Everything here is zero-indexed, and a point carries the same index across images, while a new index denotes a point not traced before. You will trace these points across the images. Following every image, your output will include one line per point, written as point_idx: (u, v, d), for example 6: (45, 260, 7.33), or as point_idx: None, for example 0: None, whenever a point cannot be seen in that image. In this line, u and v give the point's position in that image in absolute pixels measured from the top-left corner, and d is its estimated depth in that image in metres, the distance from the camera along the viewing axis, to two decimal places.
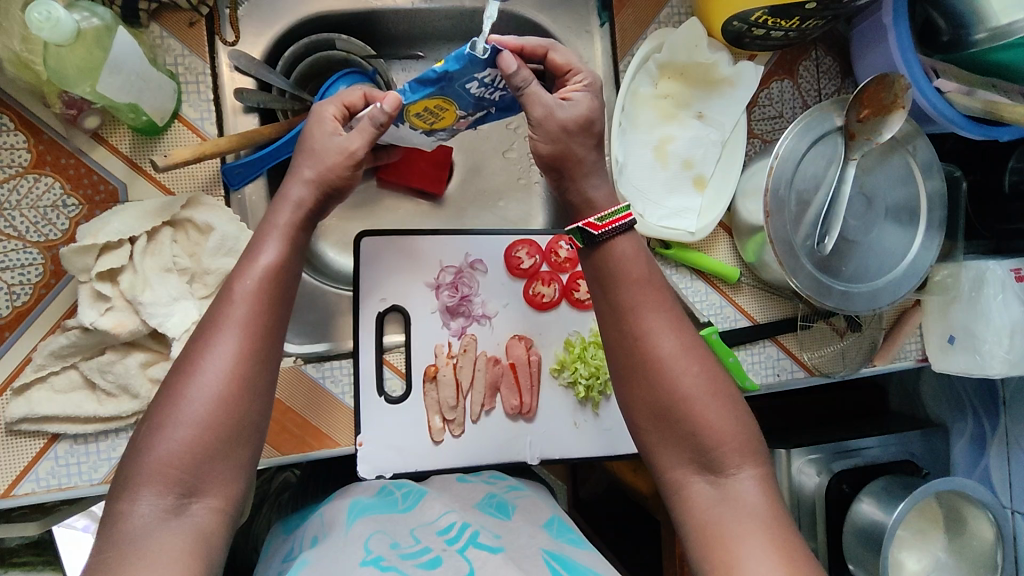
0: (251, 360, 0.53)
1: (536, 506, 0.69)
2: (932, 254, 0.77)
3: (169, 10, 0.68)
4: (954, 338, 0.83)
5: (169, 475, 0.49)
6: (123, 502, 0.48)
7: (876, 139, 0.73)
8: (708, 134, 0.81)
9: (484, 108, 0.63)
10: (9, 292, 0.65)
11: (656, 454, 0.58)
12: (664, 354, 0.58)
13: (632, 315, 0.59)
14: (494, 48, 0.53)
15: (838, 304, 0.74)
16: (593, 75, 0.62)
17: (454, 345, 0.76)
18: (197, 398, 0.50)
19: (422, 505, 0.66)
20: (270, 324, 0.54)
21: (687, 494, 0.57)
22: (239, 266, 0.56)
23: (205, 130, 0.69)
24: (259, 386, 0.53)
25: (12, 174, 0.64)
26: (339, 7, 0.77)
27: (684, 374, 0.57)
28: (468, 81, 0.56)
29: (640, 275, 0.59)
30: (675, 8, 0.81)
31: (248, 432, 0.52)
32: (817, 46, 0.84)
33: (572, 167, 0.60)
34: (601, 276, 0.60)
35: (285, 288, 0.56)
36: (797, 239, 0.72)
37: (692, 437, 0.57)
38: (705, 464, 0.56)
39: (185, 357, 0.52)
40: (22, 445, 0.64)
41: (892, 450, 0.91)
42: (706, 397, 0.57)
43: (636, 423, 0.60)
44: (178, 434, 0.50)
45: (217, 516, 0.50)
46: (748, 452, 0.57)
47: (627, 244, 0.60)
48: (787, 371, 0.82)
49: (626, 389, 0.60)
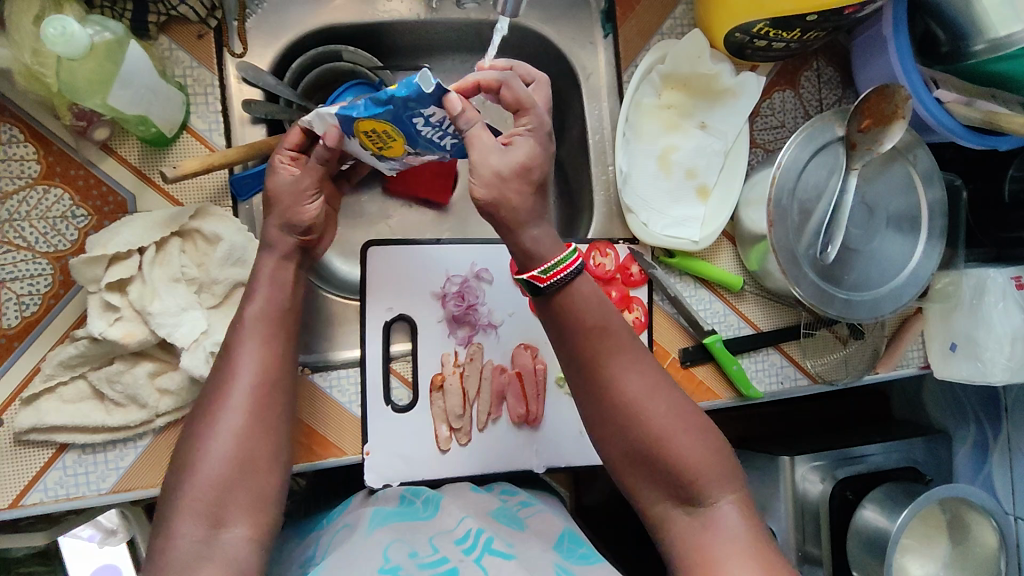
0: (263, 393, 0.59)
1: (547, 522, 0.70)
2: (933, 263, 0.78)
3: (177, 23, 0.69)
4: (956, 345, 0.84)
5: (198, 501, 0.55)
6: (162, 534, 0.54)
7: (876, 148, 0.73)
8: (711, 143, 0.81)
9: (434, 150, 0.62)
10: (18, 303, 0.65)
11: (637, 492, 0.60)
12: (632, 397, 0.59)
13: (597, 362, 0.60)
14: (441, 87, 0.54)
15: (840, 313, 0.74)
16: (542, 117, 0.60)
17: (460, 354, 0.76)
18: (219, 433, 0.57)
19: (444, 511, 0.67)
20: (280, 365, 0.61)
21: (670, 526, 0.59)
22: (240, 319, 0.61)
23: (213, 140, 0.70)
24: (272, 422, 0.59)
25: (21, 185, 0.65)
26: (345, 19, 0.77)
27: (653, 414, 0.59)
28: (415, 115, 0.56)
29: (600, 321, 0.60)
30: (678, 19, 0.82)
31: (265, 453, 0.58)
32: (818, 56, 0.85)
33: (506, 218, 0.58)
34: (560, 324, 0.60)
35: (287, 338, 0.62)
36: (799, 249, 0.73)
37: (668, 475, 0.58)
38: (684, 498, 0.58)
39: (207, 394, 0.59)
40: (31, 455, 0.64)
41: (895, 457, 0.95)
42: (677, 433, 0.58)
43: (614, 464, 0.61)
44: (207, 463, 0.56)
45: (251, 541, 0.55)
46: (726, 481, 0.58)
47: (585, 286, 0.60)
48: (790, 379, 0.84)
49: (600, 433, 0.61)
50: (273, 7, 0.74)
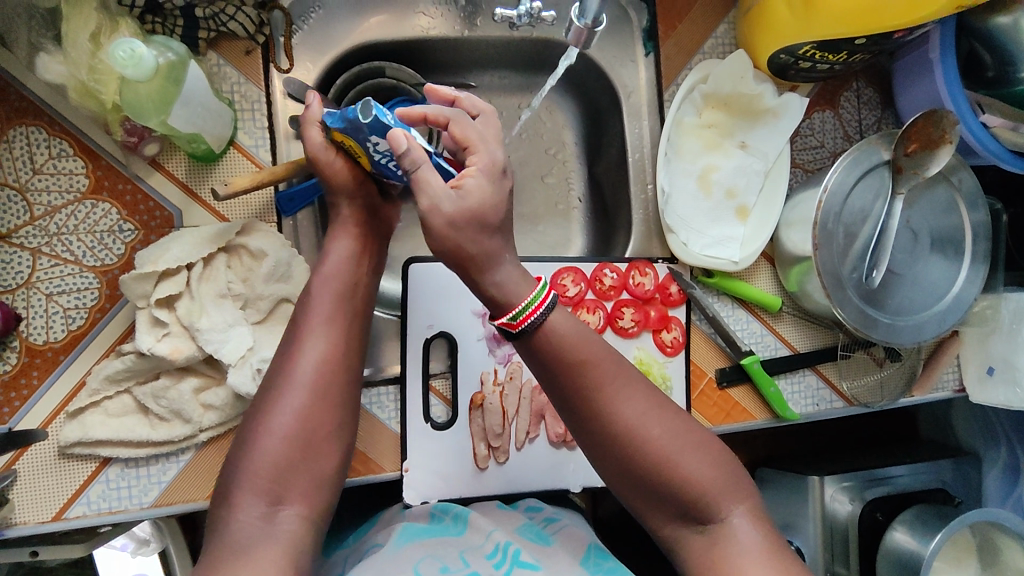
0: (333, 364, 0.59)
1: (575, 536, 0.68)
2: (977, 288, 0.77)
3: (225, 39, 0.69)
4: (993, 369, 0.84)
5: (260, 478, 0.54)
6: (222, 509, 0.53)
7: (922, 172, 0.74)
8: (752, 163, 0.81)
9: (397, 180, 0.62)
10: (65, 316, 0.65)
11: (645, 515, 0.58)
12: (629, 421, 0.55)
13: (592, 391, 0.55)
14: (378, 119, 0.52)
15: (884, 337, 0.74)
16: (494, 155, 0.57)
17: (499, 372, 0.76)
18: (288, 396, 0.57)
19: (472, 528, 0.67)
20: (346, 348, 0.61)
21: (682, 545, 0.57)
22: (308, 298, 0.61)
23: (259, 157, 0.70)
24: (331, 400, 0.58)
25: (70, 200, 0.65)
26: (389, 36, 0.78)
27: (652, 437, 0.55)
28: (363, 138, 0.56)
29: (587, 347, 0.56)
30: (719, 39, 0.82)
31: (331, 423, 0.58)
32: (858, 77, 0.85)
33: (465, 266, 0.54)
34: (547, 355, 0.55)
35: (356, 316, 0.62)
36: (844, 272, 0.73)
37: (676, 499, 0.56)
38: (693, 517, 0.56)
39: (279, 360, 0.59)
40: (74, 468, 0.65)
41: (923, 478, 0.93)
42: (684, 455, 0.56)
43: (618, 491, 0.58)
44: (274, 424, 0.55)
45: (302, 521, 0.54)
46: (733, 495, 0.56)
47: (556, 311, 0.56)
48: (826, 401, 0.83)
49: (601, 462, 0.57)
50: (318, 23, 0.75)
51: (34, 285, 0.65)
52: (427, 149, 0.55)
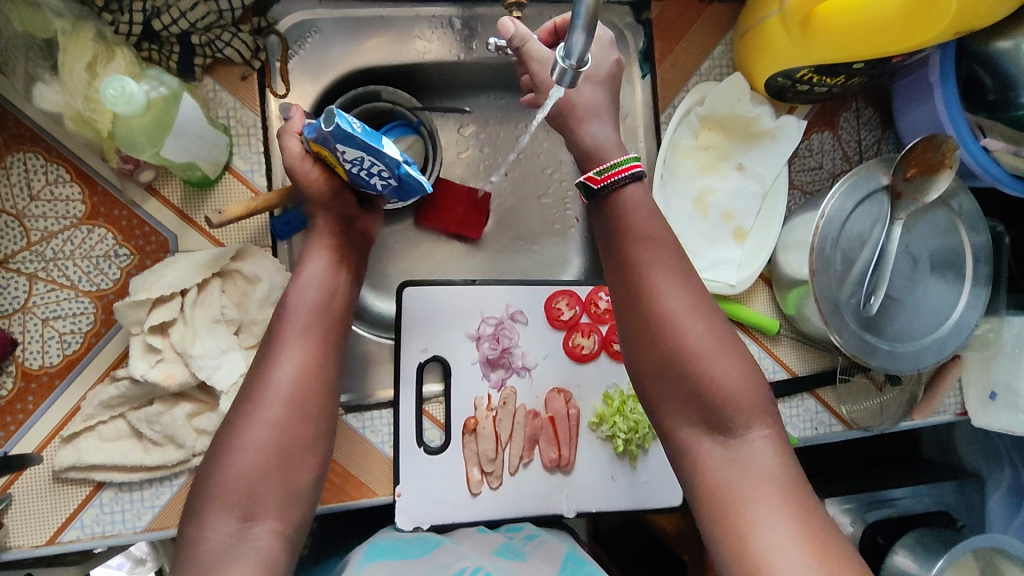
0: (308, 377, 0.61)
1: (550, 548, 0.71)
2: (978, 313, 0.76)
3: (222, 64, 0.70)
4: (996, 394, 0.83)
5: (233, 492, 0.55)
6: (193, 527, 0.55)
7: (922, 198, 0.73)
8: (749, 185, 0.81)
9: (370, 187, 0.63)
10: (60, 341, 0.66)
11: (665, 417, 0.60)
12: (671, 310, 0.59)
13: (637, 268, 0.61)
14: (341, 131, 0.53)
15: (883, 363, 0.73)
16: None
17: (493, 397, 0.75)
18: (264, 411, 0.58)
19: (444, 548, 0.69)
20: (322, 362, 0.62)
21: (697, 453, 0.57)
22: (284, 310, 0.63)
23: (255, 181, 0.70)
24: (309, 411, 0.60)
25: (66, 225, 0.66)
26: (385, 59, 0.78)
27: (691, 331, 0.59)
28: (334, 148, 0.57)
29: (649, 231, 0.62)
30: (716, 60, 0.82)
31: (309, 434, 0.60)
32: (858, 98, 0.84)
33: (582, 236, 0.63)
34: (611, 226, 0.63)
35: (333, 326, 0.64)
36: (841, 298, 0.72)
37: (699, 393, 0.58)
38: (715, 424, 0.57)
39: (254, 372, 0.61)
40: (68, 492, 0.65)
41: (926, 501, 0.93)
42: (714, 353, 0.58)
43: (642, 385, 0.61)
44: (248, 438, 0.57)
45: (276, 536, 0.56)
46: (758, 412, 0.57)
47: (638, 193, 0.63)
48: (825, 425, 0.82)
49: (632, 349, 0.61)
50: (314, 47, 0.75)
51: (30, 310, 0.65)
52: (396, 158, 0.56)
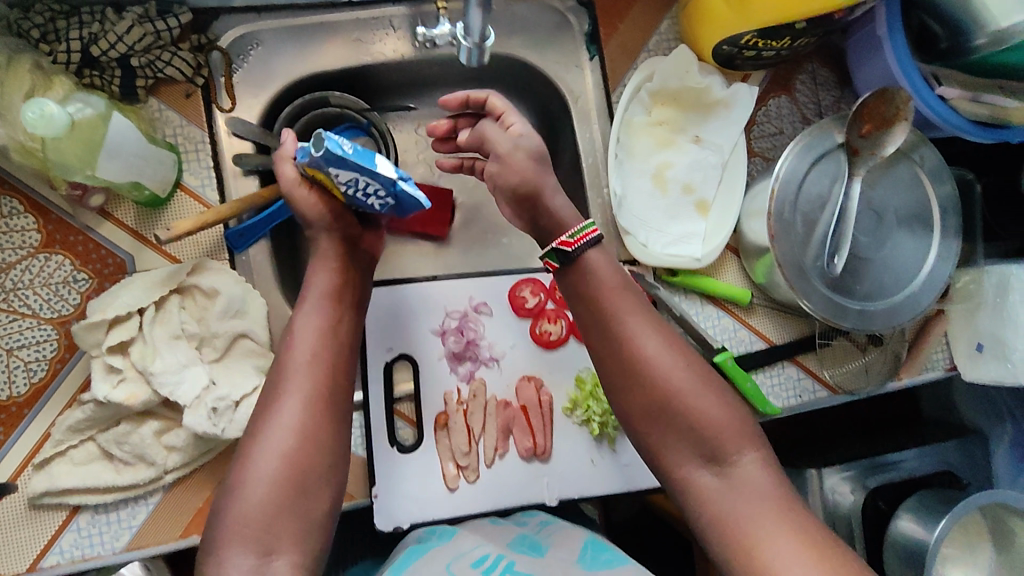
0: (317, 408, 0.60)
1: (569, 535, 0.67)
2: (950, 264, 0.75)
3: (165, 85, 0.71)
4: (982, 346, 0.80)
5: (249, 526, 0.55)
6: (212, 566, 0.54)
7: (879, 152, 0.72)
8: (706, 157, 0.80)
9: (372, 207, 0.63)
10: (26, 369, 0.66)
11: (661, 454, 0.62)
12: (650, 354, 0.62)
13: (614, 320, 0.64)
14: (333, 153, 0.53)
15: (855, 324, 0.72)
16: None
17: (463, 390, 0.75)
18: (277, 435, 0.58)
19: (460, 542, 0.66)
20: (331, 390, 0.62)
21: (697, 486, 0.60)
22: (288, 340, 0.63)
23: (206, 196, 0.71)
24: (321, 440, 0.59)
25: (23, 255, 0.67)
26: (331, 65, 0.78)
27: (674, 370, 0.62)
28: (330, 171, 0.57)
29: (616, 285, 0.65)
30: (663, 35, 0.82)
31: (323, 460, 0.59)
32: (812, 59, 0.83)
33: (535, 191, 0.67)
34: (579, 289, 0.65)
35: (340, 348, 0.64)
36: (806, 261, 0.71)
37: (692, 433, 0.60)
38: (711, 457, 0.60)
39: (260, 408, 0.60)
40: (45, 519, 0.65)
41: (930, 460, 0.90)
42: (698, 392, 0.61)
43: (638, 434, 0.63)
44: (263, 467, 0.57)
45: (296, 567, 0.55)
46: (747, 438, 0.61)
47: (599, 256, 0.66)
48: (808, 392, 0.81)
49: (620, 397, 0.63)
50: (258, 58, 0.75)
51: None
52: (390, 177, 0.56)
